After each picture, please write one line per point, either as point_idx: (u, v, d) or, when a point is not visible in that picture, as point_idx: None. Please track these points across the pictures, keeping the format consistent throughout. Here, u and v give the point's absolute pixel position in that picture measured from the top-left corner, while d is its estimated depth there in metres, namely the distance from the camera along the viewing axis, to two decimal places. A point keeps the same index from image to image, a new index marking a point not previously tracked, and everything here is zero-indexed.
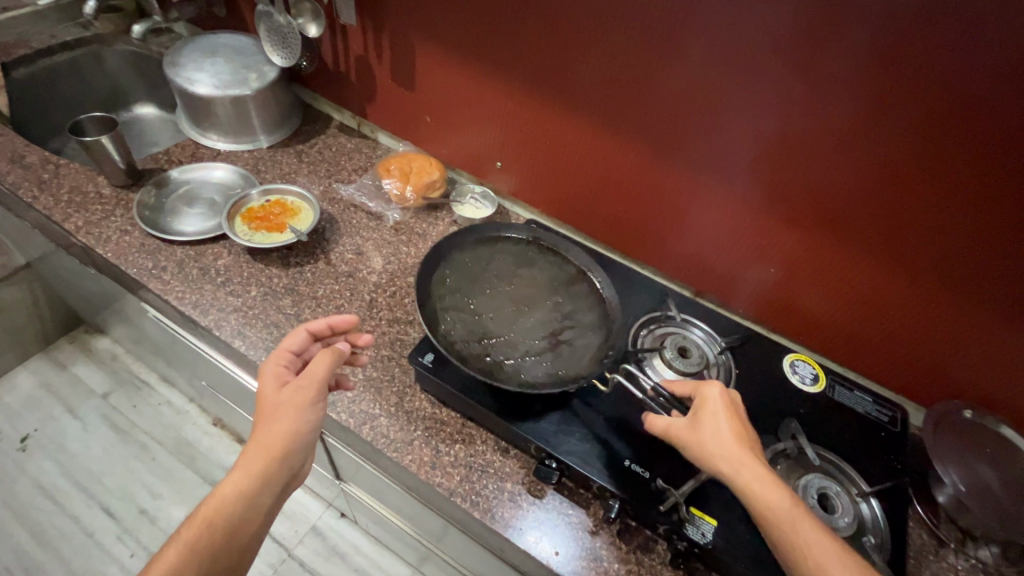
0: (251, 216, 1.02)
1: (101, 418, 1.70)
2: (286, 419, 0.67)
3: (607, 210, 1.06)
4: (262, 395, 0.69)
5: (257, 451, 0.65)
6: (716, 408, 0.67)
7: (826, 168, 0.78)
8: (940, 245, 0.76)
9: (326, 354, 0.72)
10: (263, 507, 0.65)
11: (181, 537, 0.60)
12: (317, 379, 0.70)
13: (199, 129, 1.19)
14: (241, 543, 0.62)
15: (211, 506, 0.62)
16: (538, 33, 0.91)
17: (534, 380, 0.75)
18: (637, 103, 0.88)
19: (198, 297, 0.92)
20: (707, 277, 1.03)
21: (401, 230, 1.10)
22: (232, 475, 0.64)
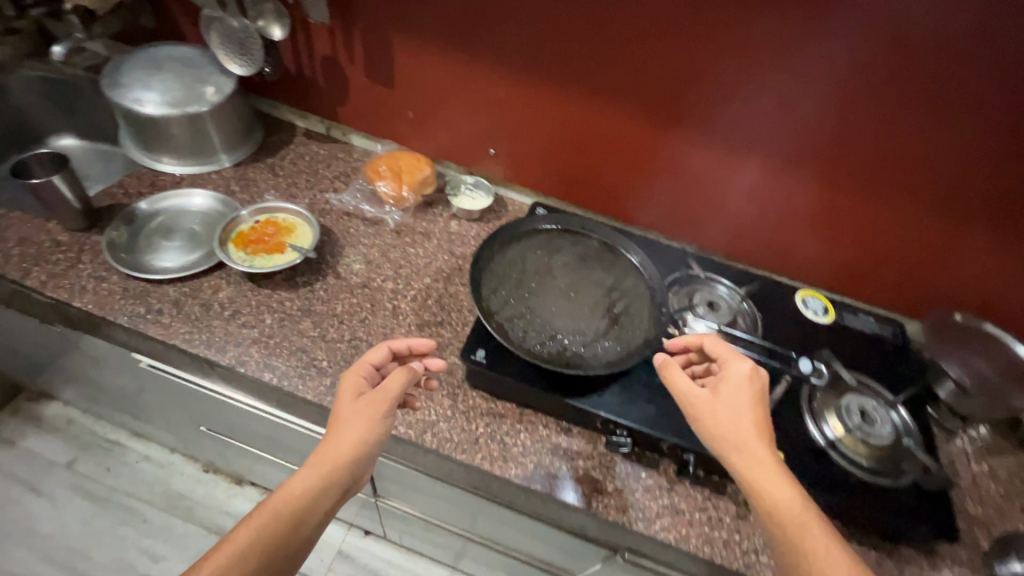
0: (244, 240, 0.95)
1: (73, 490, 1.53)
2: (358, 425, 0.68)
3: (612, 182, 1.07)
4: (340, 401, 0.71)
5: (328, 450, 0.66)
6: (740, 383, 0.66)
7: (825, 101, 0.83)
8: (934, 157, 0.83)
9: (402, 372, 0.73)
10: (325, 507, 0.64)
11: (252, 520, 0.60)
12: (389, 393, 0.71)
13: (151, 153, 1.08)
14: (298, 539, 0.62)
15: (280, 497, 0.63)
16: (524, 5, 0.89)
17: (613, 355, 0.76)
18: (634, 63, 0.89)
19: (209, 335, 0.85)
20: (713, 233, 1.07)
21: (403, 231, 1.06)
22: (304, 471, 0.65)
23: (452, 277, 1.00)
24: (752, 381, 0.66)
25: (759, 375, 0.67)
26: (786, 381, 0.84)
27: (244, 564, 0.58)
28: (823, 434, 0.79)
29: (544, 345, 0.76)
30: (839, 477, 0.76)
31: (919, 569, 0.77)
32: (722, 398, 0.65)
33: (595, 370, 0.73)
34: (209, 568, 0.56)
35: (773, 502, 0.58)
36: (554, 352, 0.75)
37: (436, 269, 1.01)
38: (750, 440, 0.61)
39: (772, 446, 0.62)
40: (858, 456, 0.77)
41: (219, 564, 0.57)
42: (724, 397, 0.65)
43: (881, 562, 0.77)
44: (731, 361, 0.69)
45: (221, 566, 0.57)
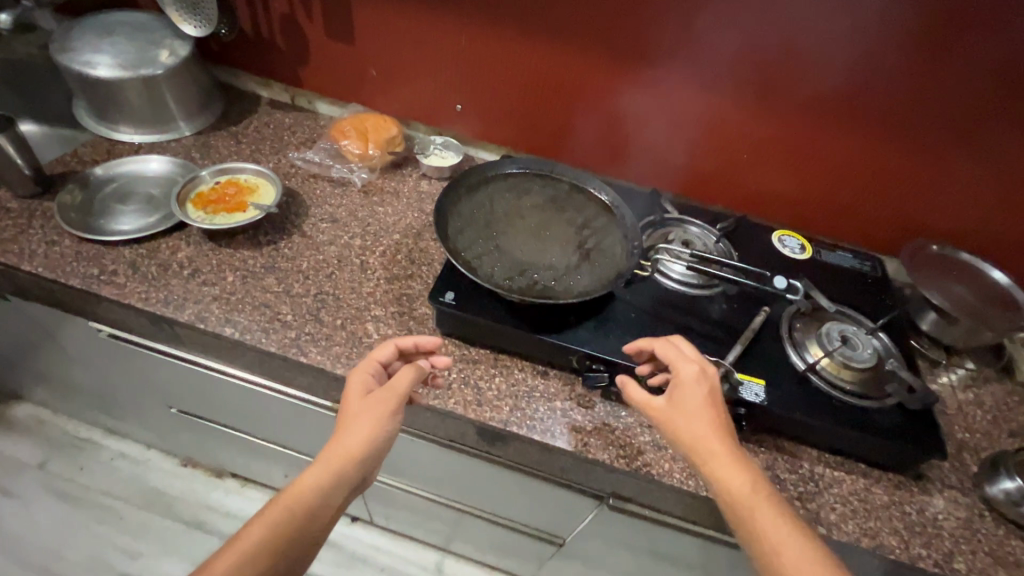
0: (204, 200, 0.92)
1: (44, 491, 1.47)
2: (365, 424, 0.67)
3: (580, 127, 1.04)
4: (347, 398, 0.69)
5: (336, 449, 0.65)
6: (691, 387, 0.63)
7: (786, 12, 0.81)
8: (893, 55, 0.81)
9: (409, 371, 0.70)
10: (335, 504, 0.64)
11: (264, 515, 0.61)
12: (398, 391, 0.69)
13: (109, 123, 1.05)
14: (306, 539, 0.62)
15: (290, 494, 0.62)
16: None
17: (585, 287, 0.74)
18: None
19: (167, 293, 0.81)
20: (689, 179, 1.05)
21: (371, 191, 1.03)
22: (312, 468, 0.64)
23: (422, 233, 0.98)
24: (703, 381, 0.64)
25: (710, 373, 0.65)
26: (765, 313, 0.81)
27: (255, 562, 0.58)
28: (804, 360, 0.77)
29: (513, 280, 0.73)
30: (823, 401, 0.74)
31: (909, 494, 0.75)
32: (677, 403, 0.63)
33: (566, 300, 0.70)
34: (224, 560, 0.58)
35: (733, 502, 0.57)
36: (523, 286, 0.73)
37: (406, 226, 0.99)
38: (708, 442, 0.60)
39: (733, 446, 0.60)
40: (840, 379, 0.75)
41: (231, 561, 0.57)
42: (678, 400, 0.63)
43: (869, 488, 0.75)
44: (677, 363, 0.66)
45: (234, 561, 0.58)
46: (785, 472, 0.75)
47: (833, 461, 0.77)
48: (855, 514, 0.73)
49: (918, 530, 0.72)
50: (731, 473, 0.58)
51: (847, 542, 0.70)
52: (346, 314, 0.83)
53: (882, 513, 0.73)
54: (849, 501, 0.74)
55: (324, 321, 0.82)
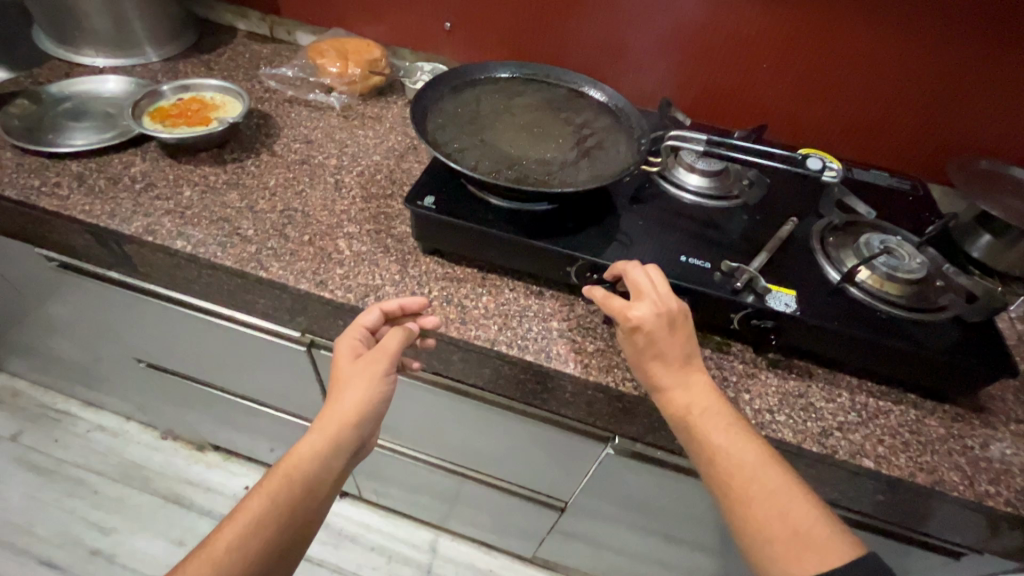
0: (163, 114, 0.83)
1: (14, 462, 1.39)
2: (360, 386, 0.57)
3: (576, 35, 0.93)
4: (337, 361, 0.59)
5: (332, 413, 0.56)
6: (642, 332, 0.55)
7: None
8: None
9: (398, 331, 0.60)
10: (336, 471, 0.55)
11: (259, 490, 0.52)
12: (389, 351, 0.59)
13: (70, 46, 0.98)
14: (309, 512, 0.53)
15: (288, 461, 0.54)
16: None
17: (584, 181, 0.65)
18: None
19: (114, 207, 0.73)
20: (701, 95, 0.94)
21: (351, 116, 0.94)
22: (309, 434, 0.55)
23: (405, 155, 0.88)
24: (658, 320, 0.55)
25: (665, 305, 0.56)
26: (793, 222, 0.71)
27: (256, 537, 0.50)
28: (841, 272, 0.66)
29: (500, 175, 0.64)
30: (866, 315, 0.63)
31: (970, 427, 0.63)
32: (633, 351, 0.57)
33: (562, 191, 0.61)
34: (224, 539, 0.49)
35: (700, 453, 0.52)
36: (512, 180, 0.64)
37: (388, 148, 0.89)
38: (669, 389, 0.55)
39: (696, 392, 0.54)
40: (884, 291, 0.65)
41: (228, 539, 0.49)
42: (635, 349, 0.56)
43: (922, 419, 0.64)
44: (625, 304, 0.57)
45: (234, 538, 0.49)
46: (822, 401, 0.64)
47: (877, 390, 0.66)
48: (907, 447, 0.61)
49: (985, 466, 0.60)
50: (688, 408, 0.53)
51: (900, 478, 0.59)
52: (315, 231, 0.74)
53: (940, 446, 0.61)
54: (899, 433, 0.62)
55: (290, 237, 0.72)
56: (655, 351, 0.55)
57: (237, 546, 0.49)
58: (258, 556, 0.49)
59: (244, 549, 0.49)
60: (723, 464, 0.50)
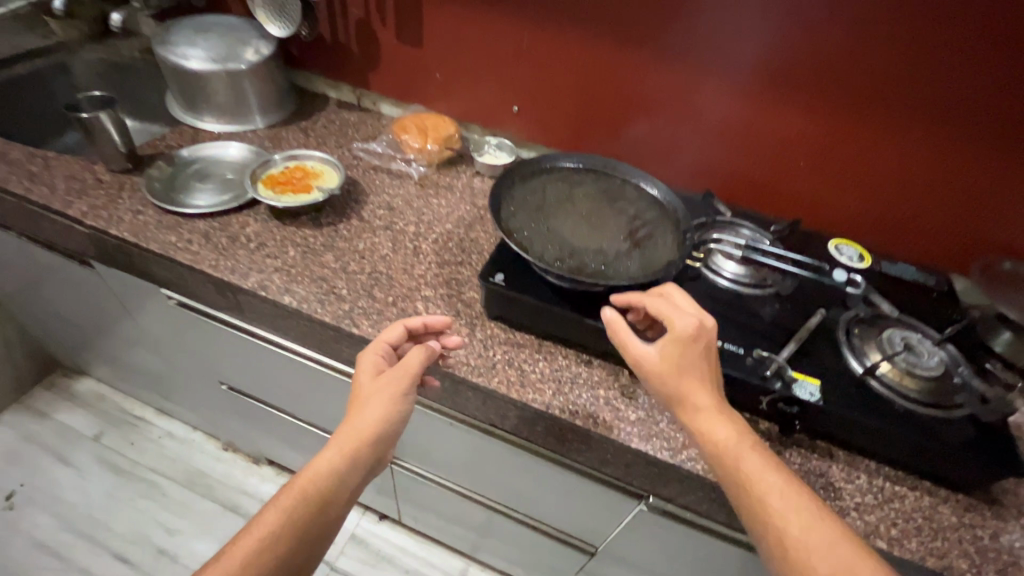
0: (273, 181, 0.98)
1: (97, 461, 1.55)
2: (380, 403, 0.66)
3: (659, 137, 1.04)
4: (360, 380, 0.70)
5: (351, 429, 0.64)
6: (688, 343, 0.62)
7: (834, 24, 0.82)
8: (950, 65, 0.79)
9: (421, 348, 0.71)
10: (351, 485, 0.63)
11: (278, 502, 0.59)
12: (411, 366, 0.70)
13: (193, 112, 1.14)
14: (325, 521, 0.60)
15: (308, 476, 0.62)
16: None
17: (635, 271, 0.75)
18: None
19: (234, 262, 0.87)
20: (739, 184, 1.04)
21: (427, 185, 1.08)
22: (327, 451, 0.63)
23: (473, 224, 1.01)
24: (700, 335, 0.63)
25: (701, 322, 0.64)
26: (822, 314, 0.79)
27: (275, 548, 0.57)
28: (864, 364, 0.73)
29: (562, 262, 0.75)
30: (885, 408, 0.70)
31: (980, 518, 0.69)
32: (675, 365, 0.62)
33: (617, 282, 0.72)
34: (243, 548, 0.56)
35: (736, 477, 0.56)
36: (573, 268, 0.74)
37: (458, 217, 1.02)
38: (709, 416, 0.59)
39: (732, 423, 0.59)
40: (903, 385, 0.72)
41: (250, 549, 0.56)
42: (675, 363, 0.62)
43: (935, 506, 0.70)
44: (672, 315, 0.64)
45: (253, 548, 0.56)
46: (841, 481, 0.71)
47: (894, 475, 0.72)
48: (919, 532, 0.67)
49: (992, 556, 0.66)
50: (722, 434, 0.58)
51: (909, 561, 0.65)
52: (398, 293, 0.86)
53: (951, 534, 0.67)
54: (912, 517, 0.68)
55: (377, 298, 0.85)
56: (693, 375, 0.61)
57: (256, 557, 0.55)
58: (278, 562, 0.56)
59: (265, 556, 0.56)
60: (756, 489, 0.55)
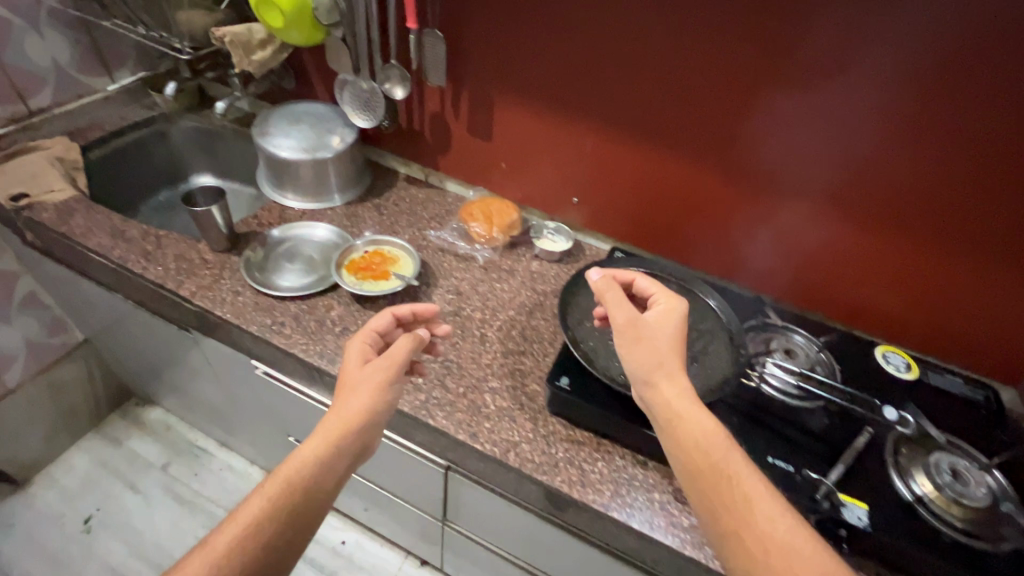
0: (355, 267, 1.08)
1: (164, 490, 1.67)
2: (364, 393, 0.75)
3: (710, 237, 1.10)
4: (348, 368, 0.79)
5: (336, 417, 0.73)
6: (672, 314, 0.76)
7: (886, 159, 0.87)
8: (1001, 205, 0.84)
9: (409, 338, 0.81)
10: (337, 473, 0.71)
11: (266, 488, 0.66)
12: (394, 356, 0.79)
13: (278, 189, 1.25)
14: (312, 504, 0.68)
15: (292, 464, 0.69)
16: (624, 60, 0.97)
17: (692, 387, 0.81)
18: (741, 117, 0.94)
19: (322, 347, 0.96)
20: (786, 285, 1.09)
21: (490, 269, 1.16)
22: (311, 440, 0.71)
23: (533, 311, 1.08)
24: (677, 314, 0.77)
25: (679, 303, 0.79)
26: (869, 433, 0.83)
27: (259, 532, 0.63)
28: (911, 489, 0.77)
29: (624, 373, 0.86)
30: (932, 537, 0.73)
31: None
32: (660, 332, 0.74)
33: None
34: (233, 527, 0.63)
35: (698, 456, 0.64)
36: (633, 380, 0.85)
37: (520, 303, 1.09)
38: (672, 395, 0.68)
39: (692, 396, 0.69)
40: (950, 513, 0.75)
41: (238, 531, 0.62)
42: (659, 329, 0.74)
43: None
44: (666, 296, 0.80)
45: (240, 530, 0.63)
46: None
47: None
48: None
49: None
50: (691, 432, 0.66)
51: None
52: (467, 383, 0.94)
53: None
54: None
55: (449, 388, 0.93)
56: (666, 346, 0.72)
57: (242, 537, 0.62)
58: (264, 543, 0.63)
59: (253, 537, 0.63)
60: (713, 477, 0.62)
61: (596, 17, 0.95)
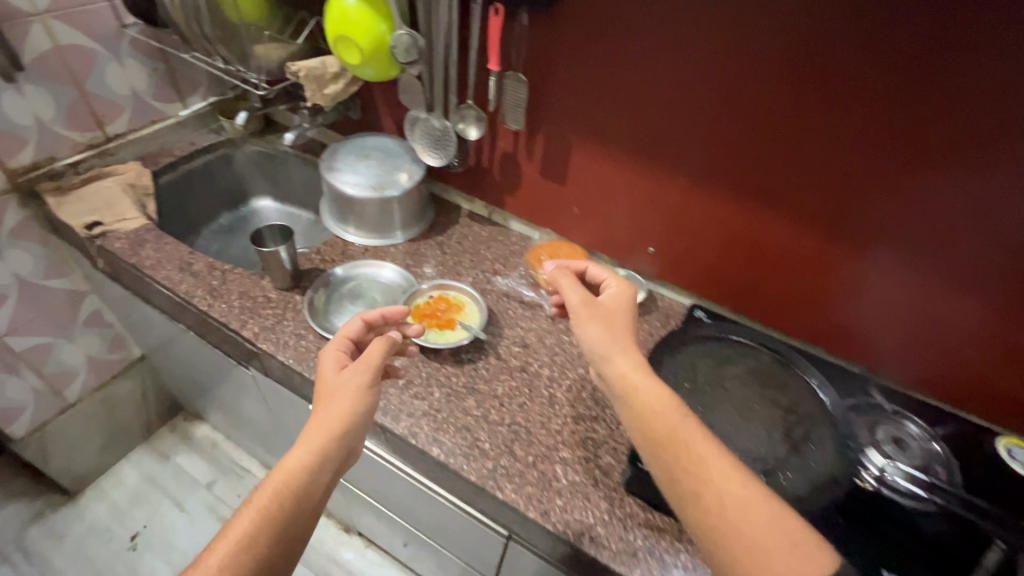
0: (420, 313, 1.04)
1: (207, 511, 1.67)
2: (346, 399, 0.72)
3: (797, 299, 1.00)
4: (324, 375, 0.76)
5: (319, 425, 0.69)
6: (621, 296, 0.78)
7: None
8: None
9: (382, 341, 0.80)
10: (324, 482, 0.68)
11: (253, 503, 0.62)
12: (372, 360, 0.77)
13: (340, 223, 1.23)
14: (303, 517, 0.64)
15: (278, 477, 0.65)
16: (727, 116, 0.89)
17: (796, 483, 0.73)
18: (863, 185, 0.83)
19: (385, 402, 0.91)
20: (885, 358, 0.97)
21: (557, 319, 1.10)
22: (297, 449, 0.68)
23: None
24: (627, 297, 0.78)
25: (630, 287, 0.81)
26: None
27: (250, 551, 0.60)
28: None
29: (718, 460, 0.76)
30: None
31: None
32: (611, 316, 0.75)
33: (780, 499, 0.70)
34: (222, 548, 0.59)
35: (663, 441, 0.61)
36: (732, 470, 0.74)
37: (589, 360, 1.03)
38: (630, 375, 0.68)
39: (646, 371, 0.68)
40: None
41: (227, 553, 0.58)
42: (611, 311, 0.76)
43: None
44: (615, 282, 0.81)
45: (229, 552, 0.59)
46: None
47: None
48: None
49: None
50: (656, 421, 0.63)
51: None
52: (537, 451, 0.87)
53: None
54: None
55: (518, 457, 0.86)
56: (614, 329, 0.73)
57: (233, 559, 0.59)
58: (256, 562, 0.60)
59: (244, 557, 0.59)
60: (686, 467, 0.59)
61: (698, 71, 0.87)
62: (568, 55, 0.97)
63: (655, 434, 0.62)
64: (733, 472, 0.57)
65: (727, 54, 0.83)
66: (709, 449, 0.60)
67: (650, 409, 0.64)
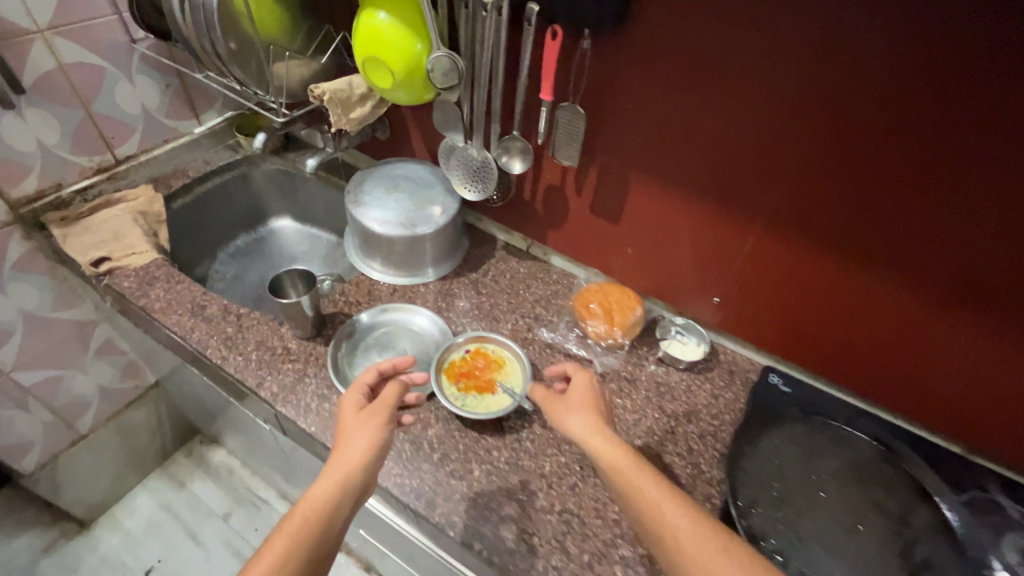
0: (455, 372, 0.93)
1: (224, 545, 1.59)
2: (364, 435, 0.67)
3: (881, 363, 0.87)
4: (342, 418, 0.71)
5: (336, 464, 0.64)
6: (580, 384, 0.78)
7: None
8: None
9: (397, 383, 0.75)
10: (344, 518, 0.62)
11: (275, 541, 0.57)
12: (387, 401, 0.72)
13: (365, 258, 1.12)
14: (322, 555, 0.58)
15: (298, 513, 0.59)
16: (822, 160, 0.74)
17: None
18: (993, 253, 0.68)
19: (419, 482, 0.81)
20: (985, 436, 0.84)
21: (608, 376, 0.98)
22: (317, 485, 0.62)
23: (664, 443, 0.89)
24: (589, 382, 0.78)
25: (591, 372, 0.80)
26: None
27: None
28: None
29: None
30: None
31: None
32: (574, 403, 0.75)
33: None
34: None
35: (650, 523, 0.60)
36: None
37: (647, 430, 0.90)
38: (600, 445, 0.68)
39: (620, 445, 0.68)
40: None
41: None
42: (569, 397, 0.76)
43: None
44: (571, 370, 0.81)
45: None
46: None
47: None
48: None
49: None
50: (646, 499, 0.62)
51: None
52: (593, 548, 0.76)
53: None
54: None
55: (571, 555, 0.75)
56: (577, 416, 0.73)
57: None
58: None
59: None
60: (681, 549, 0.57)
61: (779, 109, 0.73)
62: (630, 83, 0.83)
63: (631, 498, 0.63)
64: (707, 530, 0.58)
65: (814, 89, 0.69)
66: (689, 519, 0.59)
67: (628, 484, 0.63)
